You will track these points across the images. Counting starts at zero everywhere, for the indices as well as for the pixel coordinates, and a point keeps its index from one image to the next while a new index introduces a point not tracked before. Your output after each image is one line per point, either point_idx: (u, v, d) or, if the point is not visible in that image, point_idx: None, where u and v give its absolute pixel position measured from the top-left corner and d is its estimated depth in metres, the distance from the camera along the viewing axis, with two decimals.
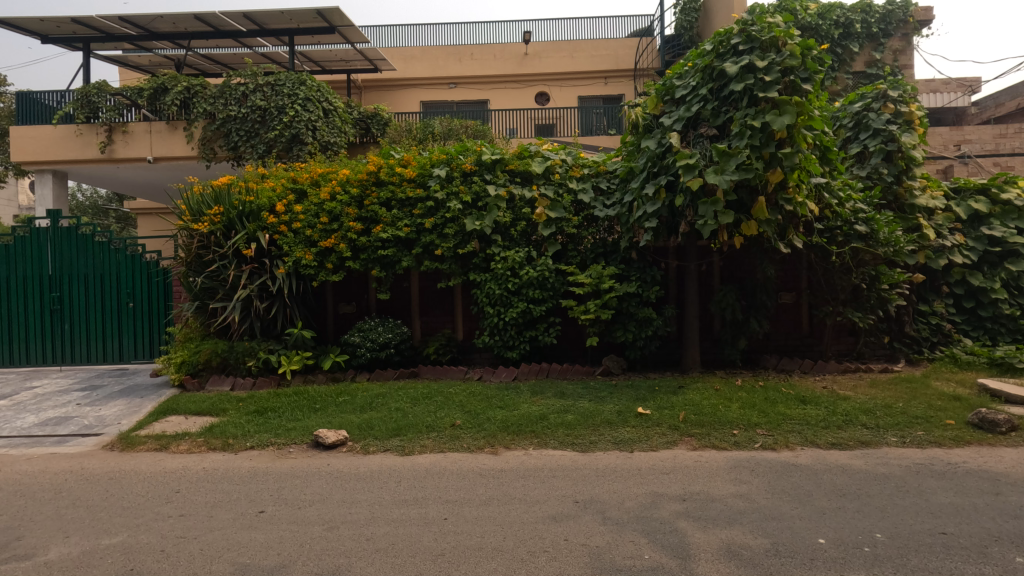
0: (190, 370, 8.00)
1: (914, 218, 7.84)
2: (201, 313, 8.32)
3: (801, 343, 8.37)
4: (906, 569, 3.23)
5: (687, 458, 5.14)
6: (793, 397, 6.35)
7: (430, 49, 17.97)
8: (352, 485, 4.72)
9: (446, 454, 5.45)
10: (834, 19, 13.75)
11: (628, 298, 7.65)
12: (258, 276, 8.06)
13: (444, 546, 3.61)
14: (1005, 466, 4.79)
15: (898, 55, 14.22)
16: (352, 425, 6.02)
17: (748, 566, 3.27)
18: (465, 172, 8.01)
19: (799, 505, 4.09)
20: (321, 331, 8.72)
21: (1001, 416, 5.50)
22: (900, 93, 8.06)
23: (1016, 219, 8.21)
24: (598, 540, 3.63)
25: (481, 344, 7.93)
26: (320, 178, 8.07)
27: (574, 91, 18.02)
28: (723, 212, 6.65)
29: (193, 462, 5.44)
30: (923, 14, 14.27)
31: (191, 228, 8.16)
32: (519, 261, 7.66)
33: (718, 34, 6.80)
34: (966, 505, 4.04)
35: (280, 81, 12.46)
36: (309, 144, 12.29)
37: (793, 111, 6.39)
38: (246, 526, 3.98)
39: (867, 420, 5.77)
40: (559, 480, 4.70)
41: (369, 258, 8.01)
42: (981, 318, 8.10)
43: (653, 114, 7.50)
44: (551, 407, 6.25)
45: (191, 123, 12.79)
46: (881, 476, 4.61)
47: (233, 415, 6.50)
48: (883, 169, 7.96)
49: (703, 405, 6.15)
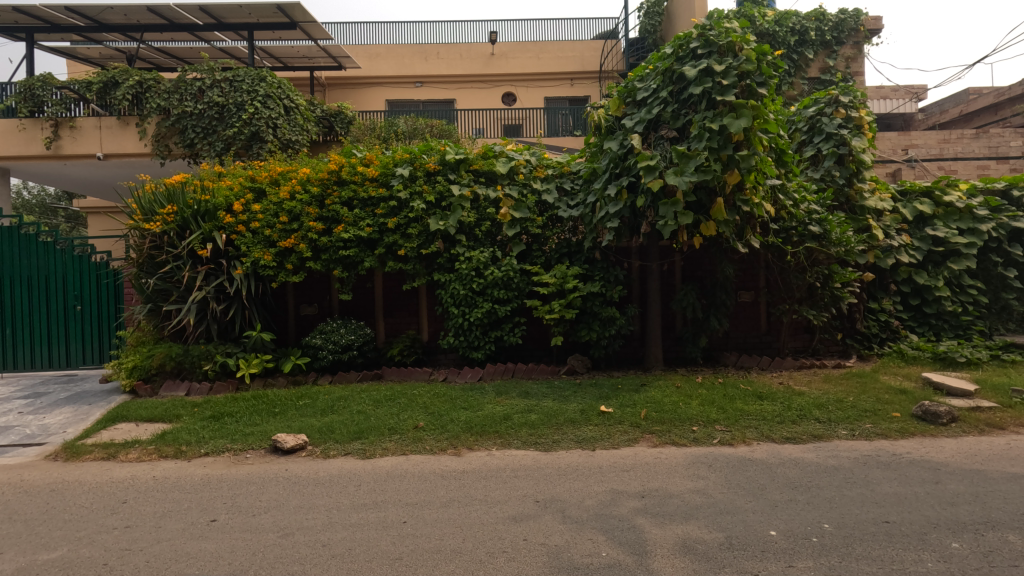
0: (142, 376, 7.72)
1: (864, 218, 8.14)
2: (154, 316, 8.01)
3: (759, 340, 8.62)
4: (851, 558, 3.34)
5: (647, 455, 5.21)
6: (751, 393, 6.53)
7: (395, 48, 17.77)
8: (310, 490, 4.62)
9: (408, 456, 5.38)
10: (790, 26, 14.18)
11: (592, 298, 7.74)
12: (215, 277, 7.84)
13: (402, 550, 3.56)
14: (944, 455, 5.03)
15: (850, 62, 14.75)
16: (312, 429, 5.90)
17: (703, 560, 3.33)
18: (429, 171, 7.95)
19: (752, 499, 4.19)
20: (281, 334, 8.53)
21: (942, 408, 5.77)
22: (850, 99, 8.31)
23: (958, 221, 8.59)
24: (558, 539, 3.64)
25: (446, 344, 7.89)
26: (279, 177, 7.90)
27: (541, 91, 18.13)
28: (682, 213, 6.78)
29: (142, 470, 5.23)
30: (873, 24, 14.83)
31: (143, 227, 7.86)
32: (484, 261, 7.64)
33: (677, 38, 6.90)
34: (908, 494, 4.22)
35: (238, 77, 12.14)
36: (269, 142, 12.03)
37: (749, 114, 6.54)
38: (196, 536, 3.85)
39: (819, 414, 5.97)
40: (521, 480, 4.69)
41: (331, 258, 7.87)
42: (926, 315, 8.49)
43: (615, 116, 7.63)
44: (516, 407, 6.26)
45: (144, 119, 12.30)
46: (831, 468, 4.77)
47: (188, 421, 6.30)
48: (835, 171, 8.25)
49: (665, 403, 6.26)
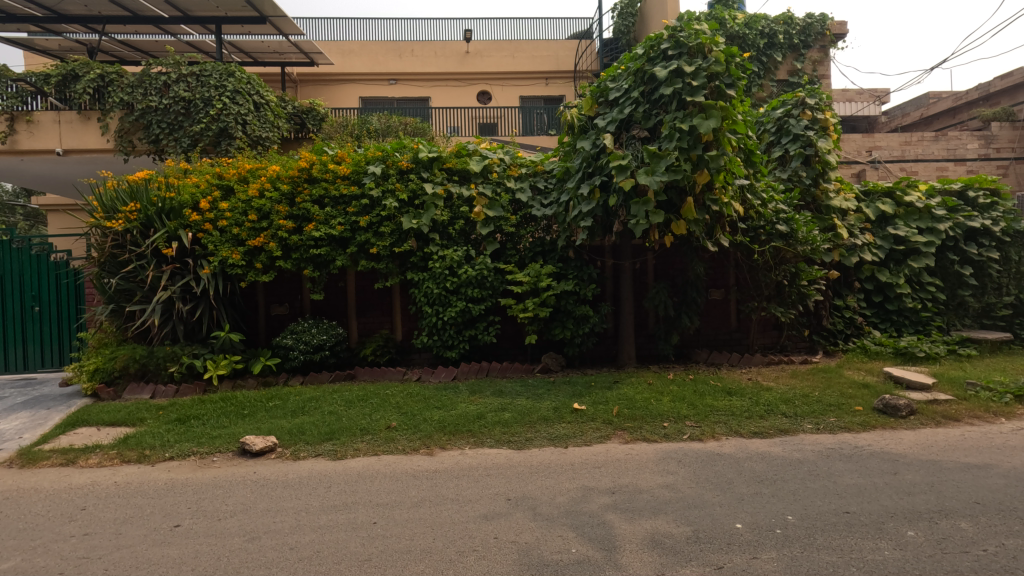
0: (104, 379, 7.48)
1: (829, 218, 8.35)
2: (116, 317, 7.77)
3: (729, 337, 8.80)
4: (813, 548, 3.43)
5: (619, 451, 5.26)
6: (720, 389, 6.65)
7: (369, 45, 17.65)
8: (278, 493, 4.54)
9: (380, 457, 5.33)
10: (759, 29, 14.47)
11: (566, 296, 7.78)
12: (181, 277, 7.64)
13: (371, 551, 3.54)
14: (903, 447, 5.20)
15: (816, 66, 15.11)
16: (282, 431, 5.80)
17: (670, 554, 3.38)
18: (402, 169, 7.88)
19: (720, 493, 4.27)
20: (251, 334, 8.37)
21: (902, 401, 5.96)
22: (816, 101, 8.51)
23: (918, 220, 8.87)
24: (528, 536, 3.65)
25: (420, 344, 7.84)
26: (248, 175, 7.75)
27: (516, 90, 18.09)
28: (654, 212, 6.86)
29: (103, 476, 5.06)
30: (838, 28, 15.23)
31: (104, 225, 7.62)
32: (457, 260, 7.60)
33: (649, 39, 6.97)
34: (868, 485, 4.35)
35: (205, 71, 11.84)
36: (238, 138, 11.76)
37: (718, 115, 6.65)
38: (158, 542, 3.75)
39: (786, 409, 6.11)
40: (493, 478, 4.70)
41: (301, 257, 7.73)
42: (888, 311, 8.77)
43: (588, 115, 7.69)
44: (489, 406, 6.26)
45: (106, 114, 11.91)
46: (796, 461, 4.89)
47: (152, 424, 6.13)
48: (801, 172, 8.44)
49: (637, 400, 6.33)
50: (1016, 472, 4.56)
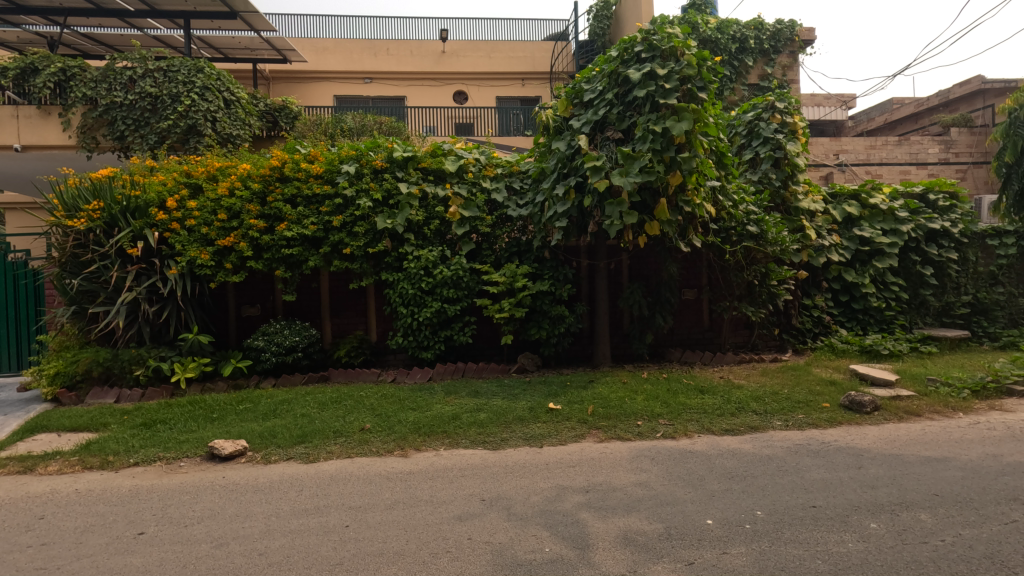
0: (66, 383, 7.23)
1: (798, 220, 8.55)
2: (79, 318, 7.53)
3: (702, 336, 8.93)
4: (780, 541, 3.51)
5: (594, 450, 5.30)
6: (693, 388, 6.75)
7: (343, 43, 17.47)
8: (247, 497, 4.44)
9: (353, 459, 5.26)
10: (731, 34, 14.73)
11: (542, 297, 7.80)
12: (147, 277, 7.44)
13: (343, 555, 3.49)
14: (867, 442, 5.35)
15: (786, 71, 15.46)
16: (252, 434, 5.69)
17: (643, 551, 3.41)
18: (376, 169, 7.80)
19: (691, 490, 4.33)
20: (221, 336, 8.19)
21: (866, 397, 6.14)
22: (785, 105, 8.70)
23: (882, 222, 9.14)
24: (502, 536, 3.65)
25: (395, 345, 7.77)
26: (217, 173, 7.57)
27: (492, 90, 18.07)
28: (627, 212, 6.91)
29: (63, 483, 4.89)
30: (807, 34, 15.61)
31: (65, 224, 7.38)
32: (433, 260, 7.56)
33: (622, 41, 7.05)
34: (834, 479, 4.47)
35: (173, 67, 11.57)
36: (208, 136, 11.49)
37: (690, 117, 6.75)
38: (121, 551, 3.64)
39: (757, 407, 6.23)
40: (467, 479, 4.68)
41: (273, 257, 7.59)
42: (854, 310, 9.02)
43: (563, 116, 7.73)
44: (464, 407, 6.23)
45: (68, 109, 11.54)
46: (765, 457, 5.00)
47: (116, 429, 5.95)
48: (771, 174, 8.61)
49: (611, 399, 6.39)
50: (972, 464, 4.74)
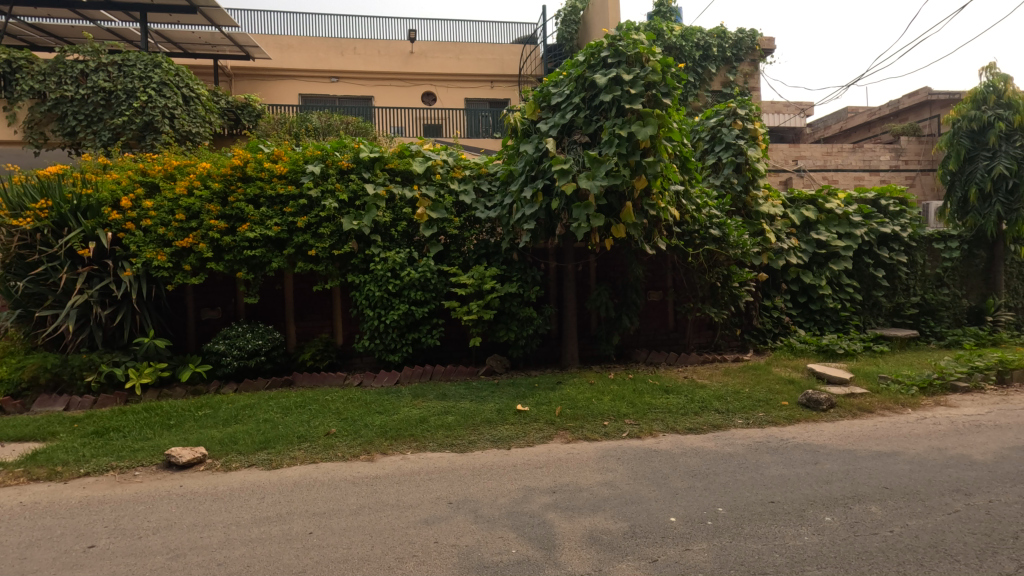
0: (9, 391, 6.82)
1: (758, 223, 8.80)
2: (25, 323, 7.20)
3: (667, 337, 9.11)
4: (740, 536, 3.61)
5: (561, 451, 5.34)
6: (658, 388, 6.87)
7: (309, 40, 17.18)
8: (206, 506, 4.31)
9: (318, 465, 5.16)
10: (695, 41, 15.09)
11: (510, 298, 7.81)
12: (100, 279, 7.16)
13: (306, 562, 3.42)
14: (823, 438, 5.56)
15: (747, 79, 15.92)
16: (212, 441, 5.52)
17: (607, 550, 3.45)
18: (342, 169, 7.69)
19: (655, 488, 4.41)
20: (179, 340, 7.93)
21: (822, 395, 6.38)
22: (746, 112, 8.95)
23: (837, 226, 9.49)
24: (468, 539, 3.64)
25: (361, 348, 7.67)
26: (175, 171, 7.34)
27: (461, 92, 18.00)
28: (594, 215, 6.99)
29: (7, 496, 4.64)
30: (766, 44, 16.12)
31: (9, 223, 7.02)
32: (400, 262, 7.49)
33: (589, 47, 7.15)
34: (791, 475, 4.61)
35: (128, 61, 11.15)
36: (165, 133, 11.12)
37: (655, 123, 6.85)
38: (69, 565, 3.48)
39: (719, 405, 6.39)
40: (434, 482, 4.65)
41: (234, 259, 7.39)
42: (812, 311, 9.34)
43: (531, 119, 7.78)
44: (432, 410, 6.20)
45: (13, 103, 10.97)
46: (727, 455, 5.13)
47: (66, 439, 5.68)
48: (733, 178, 8.82)
49: (579, 400, 6.45)
50: (919, 458, 4.96)
